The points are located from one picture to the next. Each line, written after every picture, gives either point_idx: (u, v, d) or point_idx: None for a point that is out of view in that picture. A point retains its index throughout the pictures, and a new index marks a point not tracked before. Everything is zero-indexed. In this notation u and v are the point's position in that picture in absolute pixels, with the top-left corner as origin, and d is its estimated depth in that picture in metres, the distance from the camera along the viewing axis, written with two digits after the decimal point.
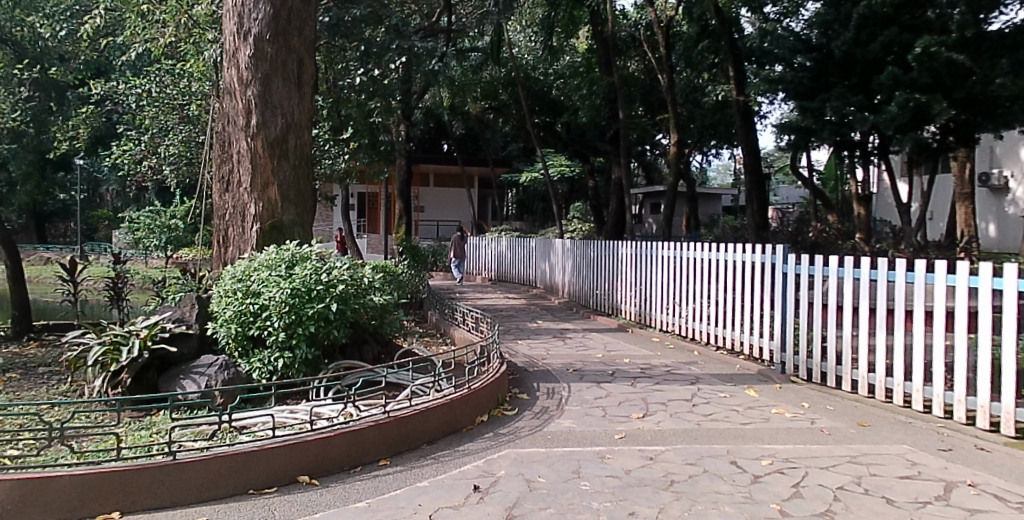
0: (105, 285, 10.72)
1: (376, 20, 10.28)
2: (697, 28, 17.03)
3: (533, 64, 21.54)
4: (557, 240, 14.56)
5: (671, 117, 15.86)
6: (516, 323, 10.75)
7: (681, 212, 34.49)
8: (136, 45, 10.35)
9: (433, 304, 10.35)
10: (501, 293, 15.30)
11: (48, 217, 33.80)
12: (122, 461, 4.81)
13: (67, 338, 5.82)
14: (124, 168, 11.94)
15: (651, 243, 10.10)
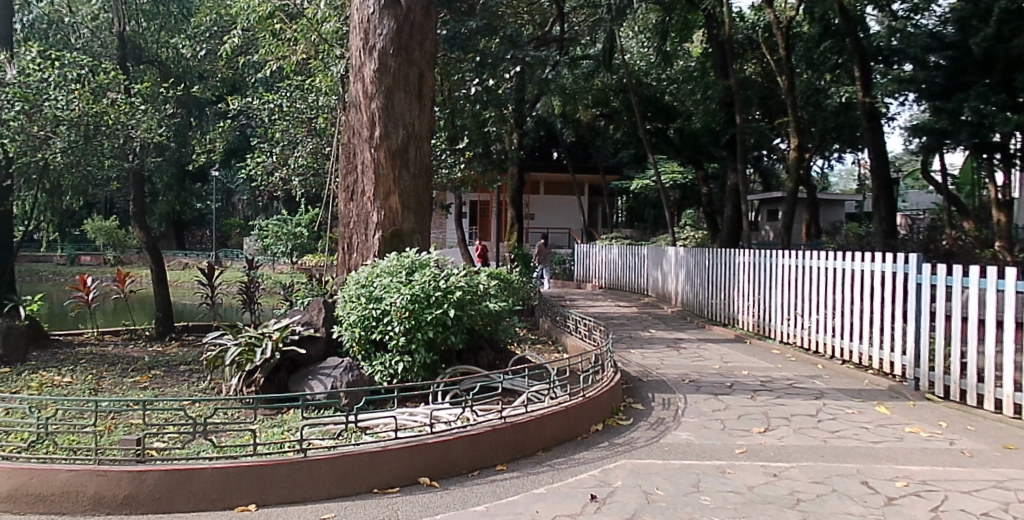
0: (239, 289, 11.32)
1: (491, 31, 10.18)
2: (819, 28, 16.50)
3: (646, 69, 21.19)
4: (670, 247, 14.34)
5: (792, 121, 15.29)
6: (628, 332, 10.62)
7: (800, 219, 33.17)
8: (270, 63, 10.91)
9: (544, 311, 10.40)
10: (610, 301, 15.18)
11: (187, 225, 36.20)
12: (258, 456, 5.10)
13: (208, 339, 6.24)
14: (258, 179, 12.57)
15: (771, 251, 9.78)
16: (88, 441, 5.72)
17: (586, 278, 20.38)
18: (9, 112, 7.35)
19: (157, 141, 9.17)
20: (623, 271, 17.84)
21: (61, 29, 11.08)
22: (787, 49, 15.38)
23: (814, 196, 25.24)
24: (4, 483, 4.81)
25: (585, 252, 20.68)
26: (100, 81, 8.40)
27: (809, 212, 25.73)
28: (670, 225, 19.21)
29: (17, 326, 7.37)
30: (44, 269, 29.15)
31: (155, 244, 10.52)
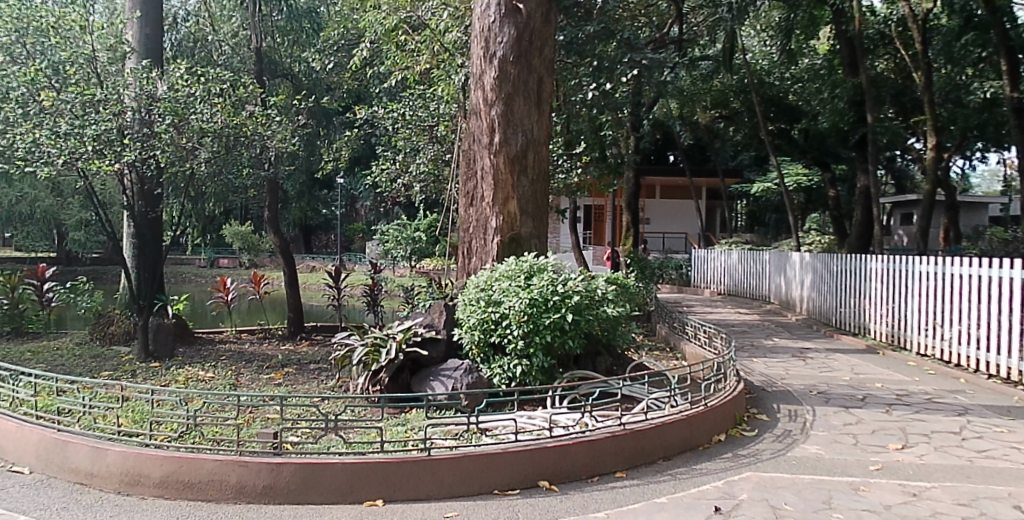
0: (364, 291, 11.71)
1: (609, 34, 9.81)
2: (960, 19, 15.55)
3: (768, 68, 20.15)
4: (794, 252, 13.90)
5: (930, 119, 14.37)
6: (749, 340, 10.28)
7: (939, 224, 30.78)
8: (396, 73, 11.19)
9: (661, 318, 10.27)
10: (731, 307, 14.76)
11: (312, 230, 37.79)
12: (386, 453, 5.27)
13: (337, 339, 6.54)
14: (382, 186, 12.91)
15: (907, 257, 9.25)
16: (230, 433, 6.04)
17: (701, 283, 19.96)
18: (160, 126, 6.37)
19: (291, 151, 7.80)
20: (742, 276, 17.43)
21: (206, 47, 11.72)
22: (923, 43, 14.61)
23: (954, 198, 23.46)
24: (158, 470, 5.16)
25: (699, 256, 20.22)
26: (240, 93, 7.17)
27: (948, 216, 23.80)
28: (794, 230, 18.54)
29: (167, 324, 7.86)
30: (189, 269, 31.51)
31: (287, 247, 10.84)
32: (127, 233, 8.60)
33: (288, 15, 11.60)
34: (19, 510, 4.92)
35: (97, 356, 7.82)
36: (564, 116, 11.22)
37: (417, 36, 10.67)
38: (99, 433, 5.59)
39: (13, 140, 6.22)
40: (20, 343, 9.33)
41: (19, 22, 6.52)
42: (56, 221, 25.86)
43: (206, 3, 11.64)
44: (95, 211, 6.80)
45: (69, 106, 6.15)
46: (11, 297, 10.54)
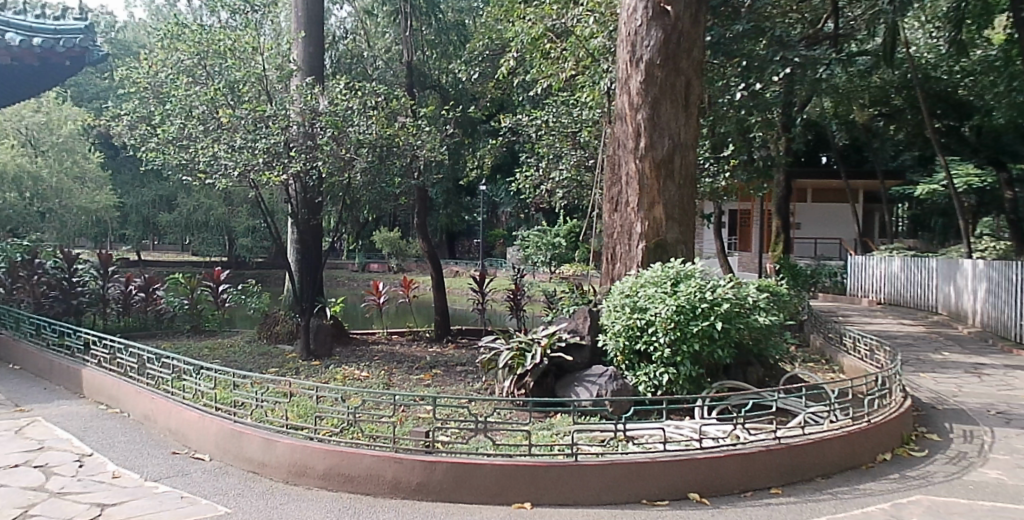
0: (508, 296, 11.94)
1: (759, 33, 9.16)
2: None
3: (935, 63, 18.14)
4: (965, 259, 12.89)
5: None
6: (915, 354, 9.66)
7: None
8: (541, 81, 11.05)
9: (817, 327, 10.01)
10: (892, 318, 13.83)
11: (456, 237, 38.69)
12: (533, 457, 5.32)
13: (484, 343, 6.70)
14: (525, 192, 13.01)
15: None
16: (385, 431, 6.27)
17: (855, 290, 18.66)
18: (321, 138, 6.70)
19: (439, 160, 7.97)
20: (909, 283, 16.21)
21: (362, 63, 12.24)
22: None
23: None
24: (322, 462, 5.46)
25: (855, 262, 18.87)
26: (393, 104, 7.43)
27: None
28: (965, 236, 16.97)
29: (325, 324, 8.32)
30: (343, 273, 33.61)
31: (434, 253, 11.08)
32: (288, 238, 9.15)
33: (437, 29, 11.98)
34: (200, 494, 5.28)
35: (265, 354, 8.43)
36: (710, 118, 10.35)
37: (562, 43, 10.33)
38: (268, 426, 5.94)
39: (195, 155, 6.76)
40: (201, 340, 10.24)
41: (201, 46, 7.00)
42: (228, 227, 28.54)
43: (363, 22, 12.21)
44: (264, 218, 7.23)
45: (243, 122, 6.69)
46: (190, 298, 11.56)
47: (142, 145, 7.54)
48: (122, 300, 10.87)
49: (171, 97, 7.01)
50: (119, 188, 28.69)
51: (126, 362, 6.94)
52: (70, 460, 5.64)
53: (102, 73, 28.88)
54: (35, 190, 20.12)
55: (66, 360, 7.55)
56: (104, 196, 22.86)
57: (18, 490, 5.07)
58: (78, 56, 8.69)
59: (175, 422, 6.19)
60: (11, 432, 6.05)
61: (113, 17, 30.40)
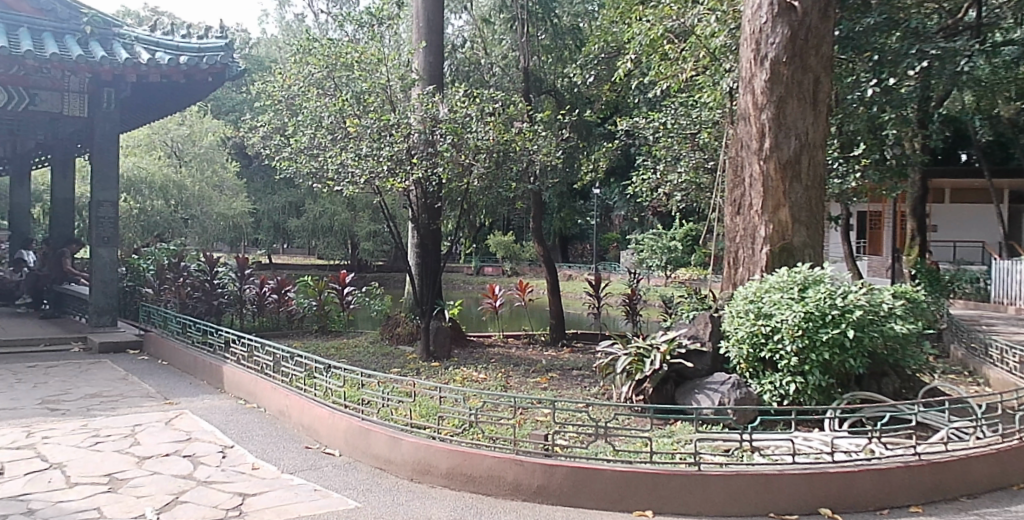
0: (624, 300, 11.90)
1: (892, 25, 8.70)
2: None
3: None
4: None
5: None
6: None
7: None
8: (659, 83, 10.62)
9: (960, 337, 9.52)
10: None
11: (570, 240, 39.02)
12: (654, 464, 5.24)
13: (601, 348, 6.76)
14: (642, 196, 12.87)
15: None
16: (504, 432, 6.32)
17: (1000, 299, 17.33)
18: (441, 145, 6.85)
19: (555, 165, 8.02)
20: None
21: (479, 70, 12.49)
22: None
23: None
24: (445, 462, 5.57)
25: (998, 267, 17.62)
26: (510, 111, 7.50)
27: None
28: None
29: (444, 326, 8.55)
30: (458, 276, 34.53)
31: (550, 258, 11.12)
32: (409, 243, 9.45)
33: (553, 34, 12.10)
34: (331, 488, 5.50)
35: (387, 354, 8.76)
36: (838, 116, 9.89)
37: (682, 43, 9.95)
38: (395, 424, 6.14)
39: (324, 163, 7.12)
40: (328, 340, 10.74)
41: (330, 59, 7.24)
42: (351, 232, 29.89)
43: (481, 30, 12.39)
44: (387, 223, 7.48)
45: (368, 130, 6.88)
46: (318, 299, 11.98)
47: (276, 155, 7.96)
48: (257, 300, 11.52)
49: (303, 108, 7.38)
50: (254, 195, 30.63)
51: (262, 360, 7.38)
52: (215, 450, 6.01)
53: (238, 87, 31.03)
54: (179, 197, 21.79)
55: (207, 357, 8.10)
56: (240, 203, 24.41)
57: (169, 478, 5.45)
58: (219, 72, 9.31)
59: (307, 418, 6.50)
60: (162, 422, 6.52)
61: (246, 34, 32.62)
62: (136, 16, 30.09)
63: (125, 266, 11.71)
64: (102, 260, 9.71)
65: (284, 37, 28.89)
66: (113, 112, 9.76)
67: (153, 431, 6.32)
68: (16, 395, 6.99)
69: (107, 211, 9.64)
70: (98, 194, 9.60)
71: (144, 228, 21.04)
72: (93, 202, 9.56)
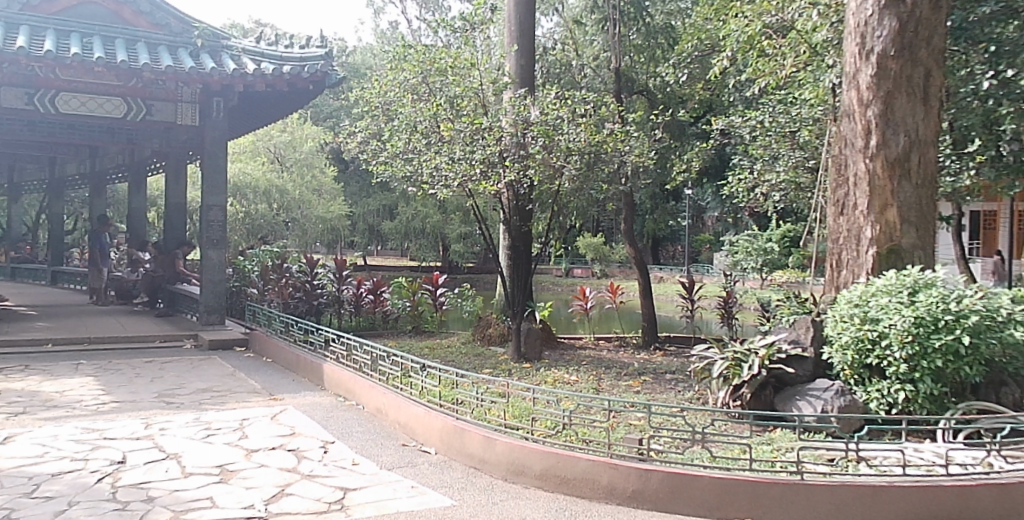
0: (719, 303, 11.71)
1: (1010, 13, 8.21)
2: None
3: None
4: None
5: None
6: None
7: None
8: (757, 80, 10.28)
9: None
10: None
11: (661, 241, 38.68)
12: (755, 472, 5.07)
13: (697, 352, 6.64)
14: (737, 196, 12.60)
15: None
16: (597, 435, 6.19)
17: None
18: (533, 147, 6.89)
19: (647, 165, 7.96)
20: None
21: (571, 72, 12.52)
22: None
23: None
24: (539, 463, 5.57)
25: None
26: (602, 112, 7.46)
27: None
28: None
29: (535, 328, 8.63)
30: (547, 277, 34.84)
31: (641, 259, 11.00)
32: (500, 244, 9.58)
33: (645, 34, 11.94)
34: (428, 485, 5.58)
35: (480, 355, 8.91)
36: (949, 110, 9.29)
37: (781, 39, 9.63)
38: (489, 424, 6.19)
39: (420, 167, 7.28)
40: (421, 340, 11.00)
41: (424, 64, 7.38)
42: (442, 234, 30.55)
43: (572, 31, 12.53)
44: (479, 225, 7.59)
45: (462, 134, 7.03)
46: (412, 300, 12.21)
47: (373, 159, 8.13)
48: (354, 300, 11.91)
49: (398, 114, 7.56)
50: (350, 198, 31.74)
51: (361, 358, 7.64)
52: (316, 445, 6.20)
53: (336, 95, 32.26)
54: (282, 202, 22.62)
55: (309, 355, 8.43)
56: (338, 206, 25.34)
57: (271, 471, 5.64)
58: (320, 80, 9.63)
59: (404, 416, 6.64)
60: (267, 417, 6.80)
61: (342, 43, 33.85)
62: (242, 28, 31.70)
63: (232, 268, 12.29)
64: (211, 262, 10.25)
65: (379, 45, 29.87)
66: (221, 120, 10.21)
67: (258, 425, 6.59)
68: (136, 388, 7.44)
69: (217, 215, 10.16)
70: (208, 198, 10.13)
71: (250, 232, 22.05)
72: (204, 207, 10.11)
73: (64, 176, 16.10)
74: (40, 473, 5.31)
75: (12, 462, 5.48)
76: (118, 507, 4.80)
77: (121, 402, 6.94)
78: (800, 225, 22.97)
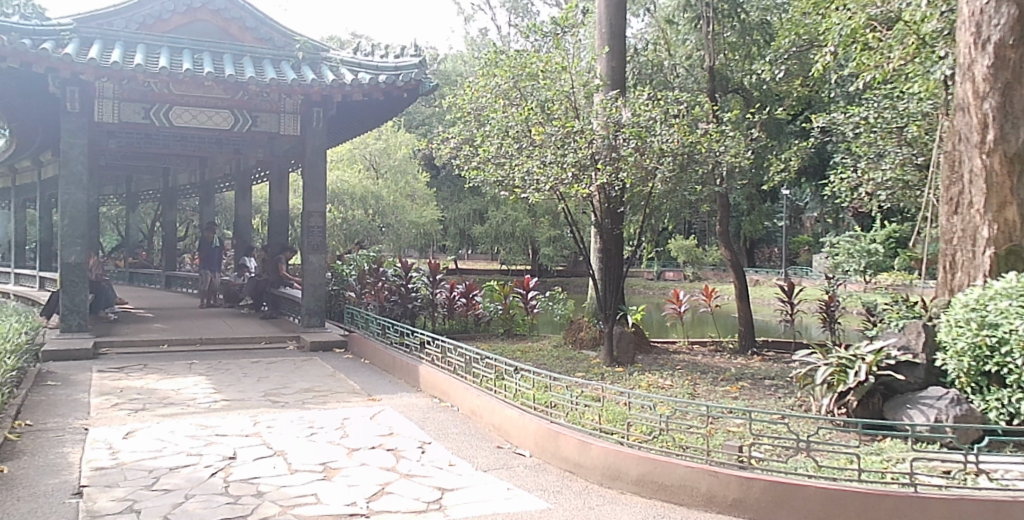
0: (820, 307, 11.36)
1: None
2: None
3: None
4: None
5: None
6: None
7: None
8: (861, 74, 9.79)
9: None
10: None
11: (758, 243, 37.87)
12: (863, 483, 4.81)
13: (799, 357, 6.41)
14: (840, 196, 12.22)
15: None
16: (695, 441, 6.04)
17: None
18: (624, 150, 6.84)
19: (742, 165, 7.83)
20: None
21: (663, 72, 12.44)
22: None
23: None
24: (636, 468, 5.47)
25: None
26: (694, 112, 7.38)
27: None
28: None
29: (628, 332, 8.61)
30: (639, 281, 34.72)
31: (738, 262, 10.75)
32: (591, 246, 9.58)
33: (739, 31, 11.72)
34: (524, 487, 5.59)
35: (572, 359, 8.96)
36: None
37: (886, 31, 9.25)
38: (583, 428, 6.12)
39: (511, 171, 7.42)
40: (513, 343, 11.15)
41: (516, 70, 7.47)
42: (532, 238, 30.90)
43: (664, 31, 12.48)
44: (571, 228, 7.68)
45: (553, 138, 7.10)
46: (503, 304, 12.54)
47: (464, 164, 8.26)
48: (447, 303, 12.09)
49: (490, 120, 7.68)
50: (441, 203, 32.28)
51: (455, 361, 7.78)
52: (413, 446, 6.32)
53: (429, 102, 33.13)
54: (377, 208, 23.46)
55: (404, 357, 8.64)
56: (431, 211, 25.95)
57: (374, 470, 5.78)
58: (414, 88, 9.87)
59: (498, 418, 6.70)
60: (367, 417, 7.01)
61: (434, 51, 34.72)
62: (339, 40, 32.74)
63: (331, 272, 12.61)
64: (312, 266, 10.63)
65: (470, 52, 30.48)
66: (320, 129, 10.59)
67: (358, 425, 6.80)
68: (244, 388, 7.81)
69: (317, 221, 10.50)
70: (309, 205, 10.50)
71: (348, 237, 23.02)
72: (305, 213, 10.49)
73: (174, 186, 17.14)
74: (158, 467, 5.62)
75: (134, 455, 5.82)
76: (230, 501, 5.02)
77: (232, 401, 7.30)
78: (905, 225, 21.93)
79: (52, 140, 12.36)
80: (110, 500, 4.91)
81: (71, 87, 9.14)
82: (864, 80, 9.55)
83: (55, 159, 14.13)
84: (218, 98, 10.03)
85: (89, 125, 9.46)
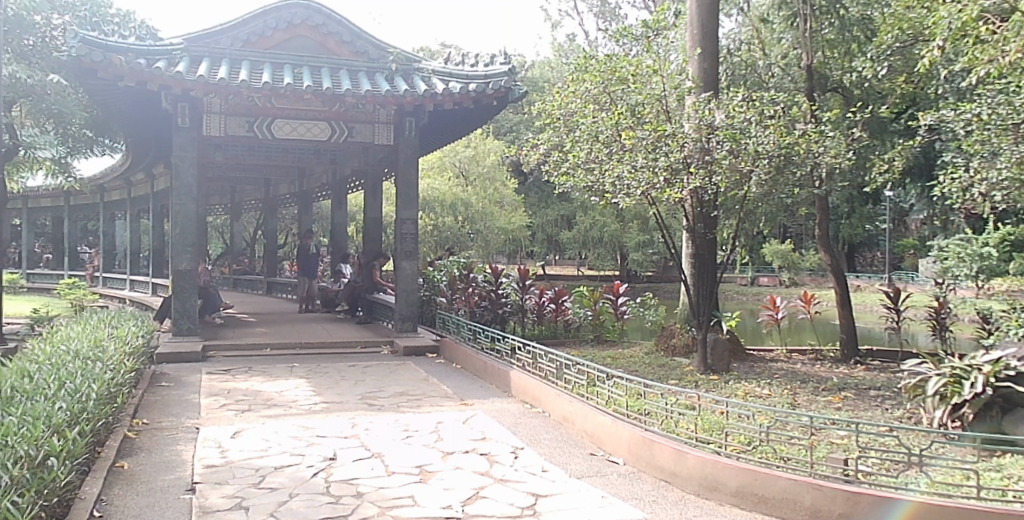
0: (930, 315, 10.86)
1: None
2: None
3: None
4: None
5: None
6: None
7: None
8: (975, 69, 9.18)
9: None
10: None
11: (859, 246, 36.35)
12: (982, 502, 4.50)
13: (909, 368, 6.15)
14: (953, 198, 11.70)
15: None
16: (797, 453, 5.87)
17: None
18: (718, 152, 6.77)
19: (843, 166, 7.60)
20: None
21: (758, 74, 12.21)
22: None
23: None
24: (734, 479, 5.30)
25: None
26: (791, 112, 7.21)
27: None
28: None
29: (722, 339, 8.45)
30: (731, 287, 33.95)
31: (838, 267, 10.38)
32: (684, 251, 9.46)
33: (839, 28, 11.57)
34: (618, 496, 5.52)
35: (665, 366, 8.87)
36: None
37: (1000, 22, 8.69)
38: (679, 437, 6.01)
39: (603, 177, 7.43)
40: (603, 349, 11.11)
41: (605, 74, 7.41)
42: (620, 243, 30.65)
43: (758, 30, 12.28)
44: (663, 234, 7.58)
45: (643, 142, 7.02)
46: (593, 309, 12.56)
47: (555, 170, 8.35)
48: (537, 310, 12.28)
49: (579, 125, 7.71)
50: (529, 209, 32.49)
51: (546, 366, 7.83)
52: (506, 451, 6.36)
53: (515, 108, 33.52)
54: (465, 214, 23.80)
55: (495, 362, 8.75)
56: (518, 217, 26.17)
57: (468, 474, 5.85)
58: (503, 95, 10.04)
59: (591, 426, 6.67)
60: (460, 421, 7.13)
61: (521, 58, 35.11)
62: (429, 51, 33.57)
63: (423, 278, 12.78)
64: (404, 272, 10.86)
65: (558, 59, 30.62)
66: (412, 137, 10.84)
67: (451, 429, 6.91)
68: (342, 390, 8.08)
69: (409, 228, 10.71)
70: (402, 212, 10.76)
71: (438, 242, 23.48)
72: (399, 220, 10.73)
73: (269, 194, 17.97)
74: (264, 466, 5.86)
75: (241, 454, 6.08)
76: (332, 500, 5.18)
77: (331, 403, 7.58)
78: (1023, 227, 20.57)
79: (158, 151, 13.15)
80: (220, 496, 5.15)
81: (181, 103, 9.69)
82: (978, 75, 8.95)
83: (163, 172, 15.02)
84: (315, 110, 10.43)
85: (197, 138, 9.98)
